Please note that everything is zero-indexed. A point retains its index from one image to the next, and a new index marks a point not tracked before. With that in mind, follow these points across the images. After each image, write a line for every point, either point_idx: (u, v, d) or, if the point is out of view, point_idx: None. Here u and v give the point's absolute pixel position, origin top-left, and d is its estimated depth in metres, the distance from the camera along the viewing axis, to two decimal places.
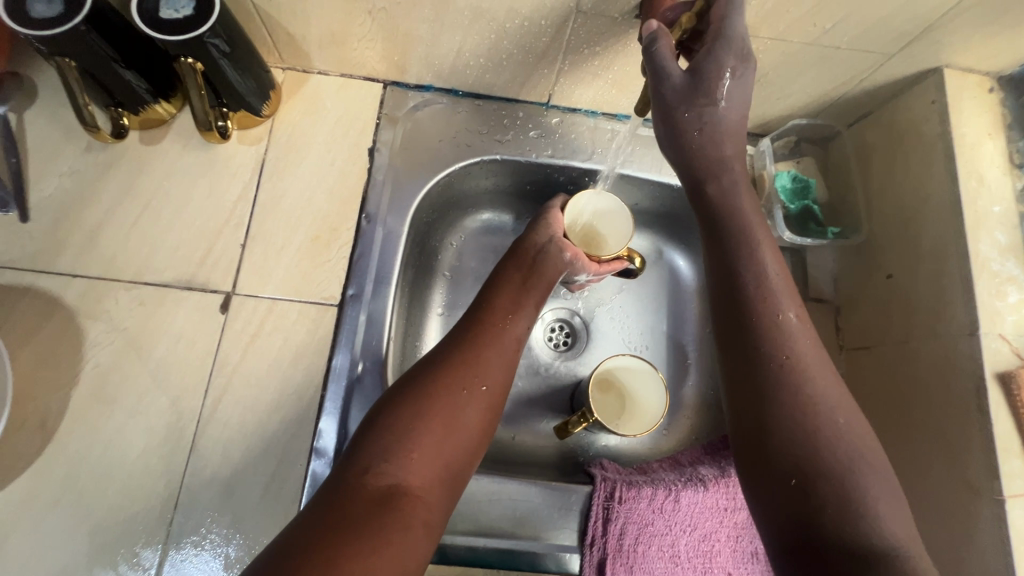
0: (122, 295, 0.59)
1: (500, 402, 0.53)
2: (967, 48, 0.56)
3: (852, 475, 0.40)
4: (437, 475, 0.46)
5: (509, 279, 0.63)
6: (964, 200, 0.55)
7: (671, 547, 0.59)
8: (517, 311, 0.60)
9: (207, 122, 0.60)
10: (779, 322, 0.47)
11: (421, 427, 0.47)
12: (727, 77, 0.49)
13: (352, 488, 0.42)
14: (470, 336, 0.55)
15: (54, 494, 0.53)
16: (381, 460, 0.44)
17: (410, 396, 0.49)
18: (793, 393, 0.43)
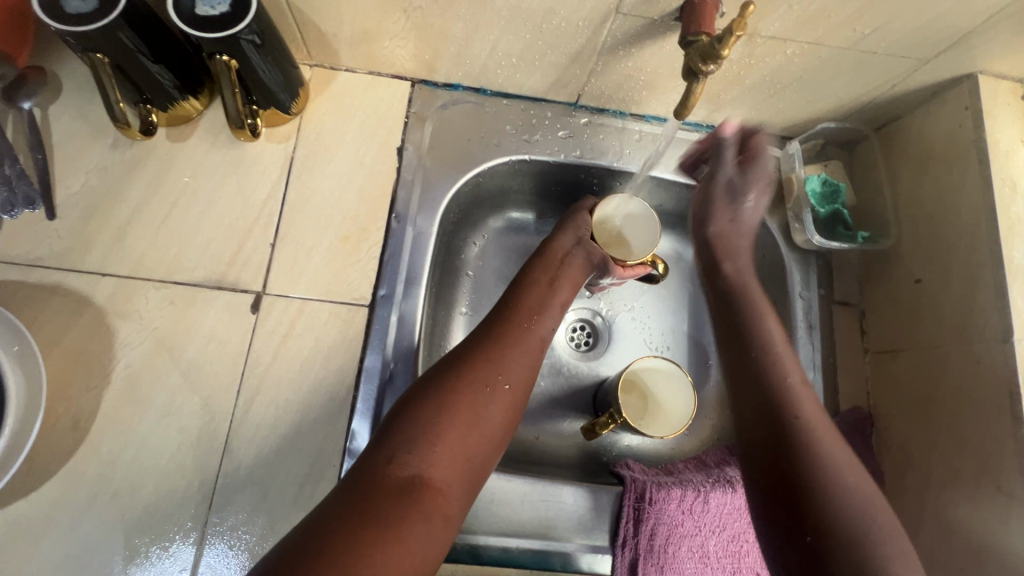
0: (152, 294, 0.59)
1: (523, 401, 0.53)
2: (1002, 54, 0.56)
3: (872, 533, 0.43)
4: (458, 470, 0.47)
5: (535, 277, 0.63)
6: (998, 207, 0.55)
7: (700, 547, 0.60)
8: (540, 309, 0.60)
9: (239, 119, 0.60)
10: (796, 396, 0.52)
11: (446, 422, 0.48)
12: (749, 197, 0.68)
13: (377, 476, 0.44)
14: (497, 333, 0.56)
15: (87, 494, 0.53)
16: (405, 450, 0.45)
17: (437, 390, 0.49)
18: (817, 460, 0.47)
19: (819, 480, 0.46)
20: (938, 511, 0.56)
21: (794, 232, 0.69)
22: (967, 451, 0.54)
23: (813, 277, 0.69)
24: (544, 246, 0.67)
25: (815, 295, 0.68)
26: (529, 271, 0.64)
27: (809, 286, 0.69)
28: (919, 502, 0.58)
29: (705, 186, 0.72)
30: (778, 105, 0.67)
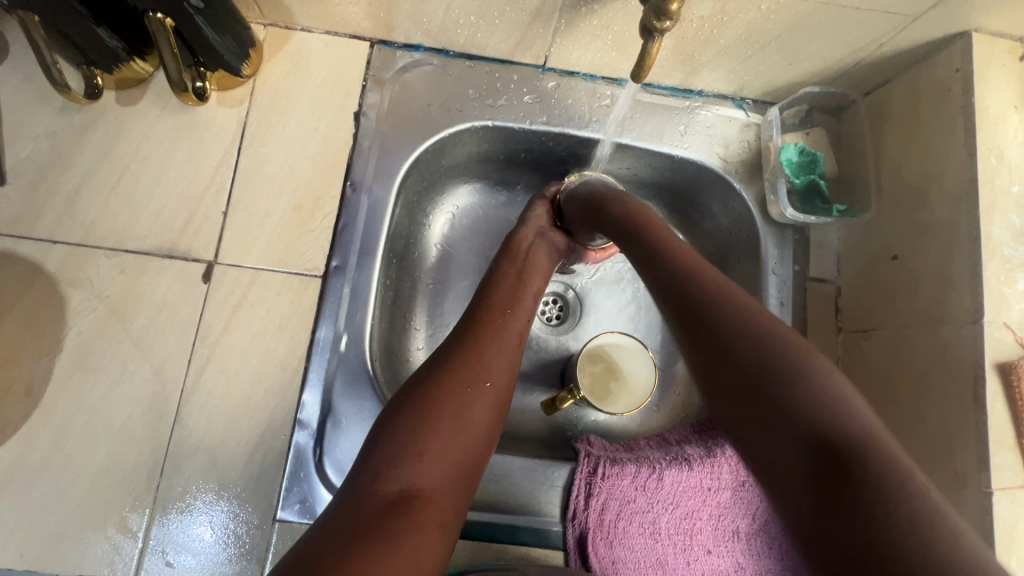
0: (103, 263, 0.58)
1: (508, 396, 0.50)
2: (1000, 11, 0.51)
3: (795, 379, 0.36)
4: (450, 477, 0.44)
5: (506, 271, 0.60)
6: (981, 178, 0.51)
7: (652, 524, 0.60)
8: (520, 306, 0.57)
9: (182, 82, 0.56)
10: (711, 284, 0.45)
11: (428, 429, 0.45)
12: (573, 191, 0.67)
13: (361, 496, 0.41)
14: (472, 330, 0.53)
15: (43, 458, 0.54)
16: (389, 465, 0.43)
17: (411, 397, 0.47)
18: (760, 340, 0.39)
19: (771, 372, 0.37)
20: None
21: (770, 204, 0.66)
22: (929, 437, 0.52)
23: (787, 252, 0.66)
24: (506, 241, 0.64)
25: (789, 271, 0.66)
26: (502, 270, 0.60)
27: (783, 263, 0.66)
28: None
29: (679, 155, 0.68)
30: (757, 68, 0.63)
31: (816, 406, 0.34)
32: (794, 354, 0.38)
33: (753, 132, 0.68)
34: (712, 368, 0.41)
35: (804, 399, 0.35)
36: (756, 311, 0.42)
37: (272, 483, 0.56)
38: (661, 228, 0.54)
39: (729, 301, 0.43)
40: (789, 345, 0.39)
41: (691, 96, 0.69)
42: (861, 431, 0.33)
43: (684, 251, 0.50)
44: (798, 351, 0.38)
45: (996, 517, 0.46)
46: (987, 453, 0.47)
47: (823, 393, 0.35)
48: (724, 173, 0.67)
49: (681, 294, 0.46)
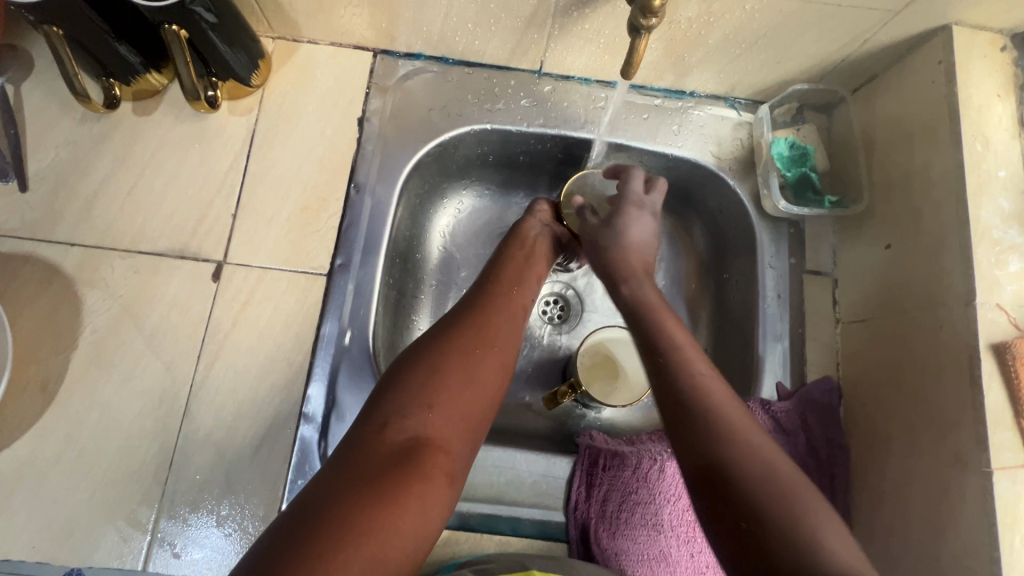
0: (118, 264, 0.61)
1: (513, 359, 0.52)
2: (977, 4, 0.53)
3: (739, 441, 0.41)
4: (459, 429, 0.46)
5: (512, 250, 0.62)
6: (967, 165, 0.52)
7: (654, 516, 0.59)
8: (524, 282, 0.59)
9: (195, 91, 0.60)
10: (717, 396, 0.45)
11: (440, 384, 0.46)
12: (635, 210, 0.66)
13: (370, 441, 0.42)
14: (480, 299, 0.55)
15: (56, 453, 0.56)
16: (399, 414, 0.44)
17: (423, 354, 0.48)
18: (745, 470, 0.40)
19: (781, 510, 0.37)
20: (897, 482, 0.55)
21: (764, 199, 0.67)
22: (928, 421, 0.52)
23: (783, 245, 0.67)
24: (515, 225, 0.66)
25: (785, 264, 0.67)
26: (508, 250, 0.62)
27: (779, 256, 0.67)
28: (880, 475, 0.57)
29: (673, 154, 0.70)
30: (746, 67, 0.65)
31: (760, 473, 0.39)
32: (801, 491, 0.39)
33: (745, 130, 0.70)
34: (690, 463, 0.42)
35: (745, 464, 0.40)
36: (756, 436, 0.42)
37: (277, 475, 0.57)
38: (672, 320, 0.54)
39: (754, 453, 0.41)
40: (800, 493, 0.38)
41: (684, 97, 0.71)
42: (793, 542, 0.35)
43: (679, 343, 0.51)
44: (811, 496, 0.38)
45: (997, 495, 0.46)
46: (986, 433, 0.47)
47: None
48: (718, 170, 0.69)
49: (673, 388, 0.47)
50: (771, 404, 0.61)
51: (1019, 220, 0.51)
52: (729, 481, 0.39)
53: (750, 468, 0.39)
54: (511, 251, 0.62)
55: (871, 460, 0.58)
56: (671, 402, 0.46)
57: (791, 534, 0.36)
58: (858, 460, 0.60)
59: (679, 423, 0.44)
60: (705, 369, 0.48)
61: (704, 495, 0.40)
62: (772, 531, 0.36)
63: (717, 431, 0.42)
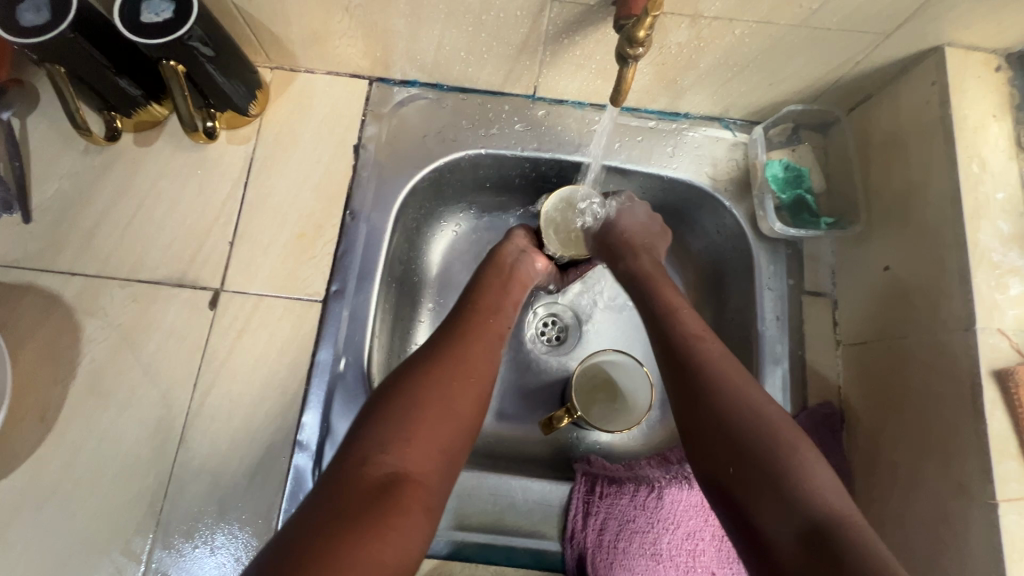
0: (117, 292, 0.62)
1: (488, 389, 0.52)
2: (970, 25, 0.53)
3: (738, 400, 0.46)
4: (437, 462, 0.45)
5: (491, 281, 0.62)
6: (963, 187, 0.52)
7: (653, 544, 0.58)
8: (502, 312, 0.60)
9: (192, 122, 0.61)
10: (714, 356, 0.50)
11: (417, 416, 0.46)
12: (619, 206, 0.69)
13: (351, 478, 0.42)
14: (456, 329, 0.55)
15: (54, 482, 0.56)
16: (379, 450, 0.43)
17: (397, 387, 0.48)
18: (737, 416, 0.45)
19: (767, 450, 0.43)
20: (901, 511, 0.53)
21: (760, 220, 0.67)
22: (930, 449, 0.51)
23: (781, 266, 0.66)
24: (495, 256, 0.65)
25: (783, 285, 0.66)
26: (487, 281, 0.62)
27: (777, 277, 0.66)
28: (884, 503, 0.55)
29: (668, 175, 0.69)
30: (739, 89, 0.65)
31: (753, 428, 0.44)
32: (787, 434, 0.44)
33: (741, 151, 0.70)
34: (687, 411, 0.48)
35: (740, 421, 0.45)
36: (754, 394, 0.46)
37: (271, 504, 0.57)
38: (667, 288, 0.60)
39: (745, 403, 0.46)
40: (788, 435, 0.44)
41: (678, 118, 0.71)
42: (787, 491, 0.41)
43: (674, 309, 0.56)
44: (798, 441, 0.43)
45: (1003, 529, 0.44)
46: (990, 463, 0.46)
47: (817, 500, 0.40)
48: (714, 191, 0.69)
49: (671, 346, 0.52)
50: None
51: (1019, 243, 0.50)
52: (723, 428, 0.45)
53: (744, 423, 0.44)
54: (491, 282, 0.62)
55: (874, 489, 0.57)
56: (668, 362, 0.51)
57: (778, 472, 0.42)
58: (861, 487, 0.58)
59: (677, 376, 0.50)
60: (700, 330, 0.52)
61: (699, 436, 0.46)
62: (758, 469, 0.42)
63: (711, 383, 0.47)
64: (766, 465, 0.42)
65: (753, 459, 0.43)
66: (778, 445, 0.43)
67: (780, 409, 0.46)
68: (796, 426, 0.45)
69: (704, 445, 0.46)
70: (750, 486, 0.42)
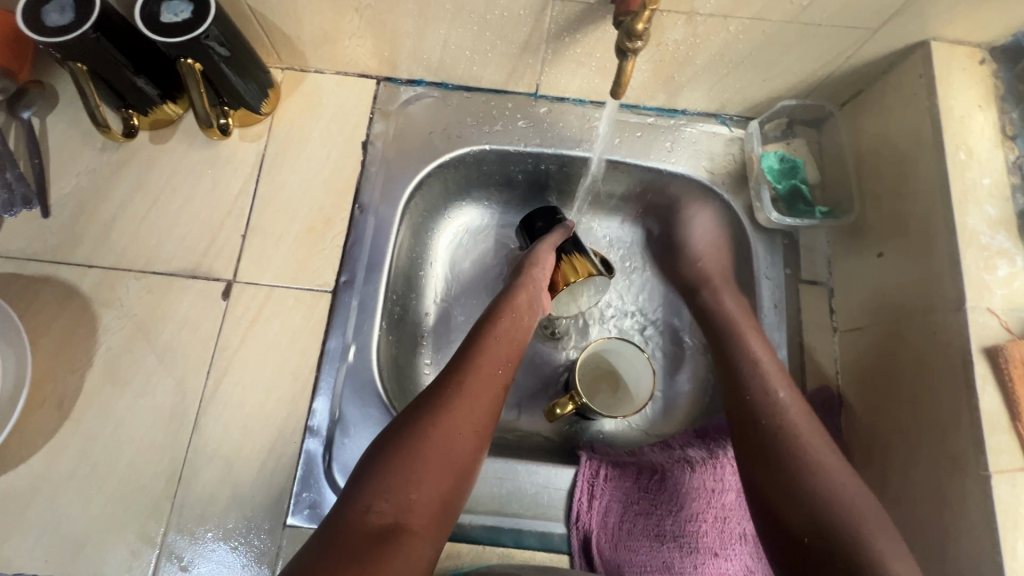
0: (133, 284, 0.63)
1: (489, 432, 0.53)
2: (954, 20, 0.55)
3: (812, 472, 0.49)
4: (433, 513, 0.46)
5: (502, 315, 0.60)
6: (952, 173, 0.54)
7: (656, 526, 0.60)
8: (512, 349, 0.58)
9: (208, 119, 0.63)
10: (800, 434, 0.52)
11: (420, 470, 0.47)
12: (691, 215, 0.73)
13: (351, 523, 0.43)
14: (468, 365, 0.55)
15: (71, 467, 0.57)
16: (381, 498, 0.45)
17: (406, 435, 0.48)
18: (816, 493, 0.47)
19: (839, 526, 0.46)
20: (898, 489, 0.55)
21: (757, 211, 0.69)
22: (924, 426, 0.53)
23: (778, 256, 0.68)
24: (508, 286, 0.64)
25: (780, 274, 0.68)
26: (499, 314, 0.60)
27: (774, 266, 0.68)
28: (882, 482, 0.57)
29: (667, 169, 0.72)
30: (735, 85, 0.67)
31: (827, 502, 0.47)
32: (857, 509, 0.47)
33: (737, 145, 0.72)
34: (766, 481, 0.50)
35: (806, 491, 0.48)
36: (831, 466, 0.49)
37: (283, 488, 0.58)
38: (749, 332, 0.62)
39: (820, 477, 0.48)
40: (856, 510, 0.47)
41: (676, 115, 0.73)
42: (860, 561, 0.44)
43: (758, 363, 0.58)
44: (869, 518, 0.46)
45: (997, 498, 0.46)
46: (982, 436, 0.47)
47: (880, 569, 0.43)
48: (712, 184, 0.71)
49: (750, 417, 0.54)
50: None
51: (1005, 226, 0.52)
52: (796, 496, 0.48)
53: (817, 490, 0.48)
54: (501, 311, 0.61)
55: (871, 469, 0.58)
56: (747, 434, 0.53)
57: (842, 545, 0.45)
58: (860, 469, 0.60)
59: (750, 439, 0.53)
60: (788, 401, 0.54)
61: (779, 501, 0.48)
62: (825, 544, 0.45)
63: (794, 466, 0.49)
64: (831, 537, 0.45)
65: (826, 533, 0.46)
66: (849, 522, 0.46)
67: (857, 484, 0.49)
68: (871, 504, 0.47)
69: (769, 520, 0.49)
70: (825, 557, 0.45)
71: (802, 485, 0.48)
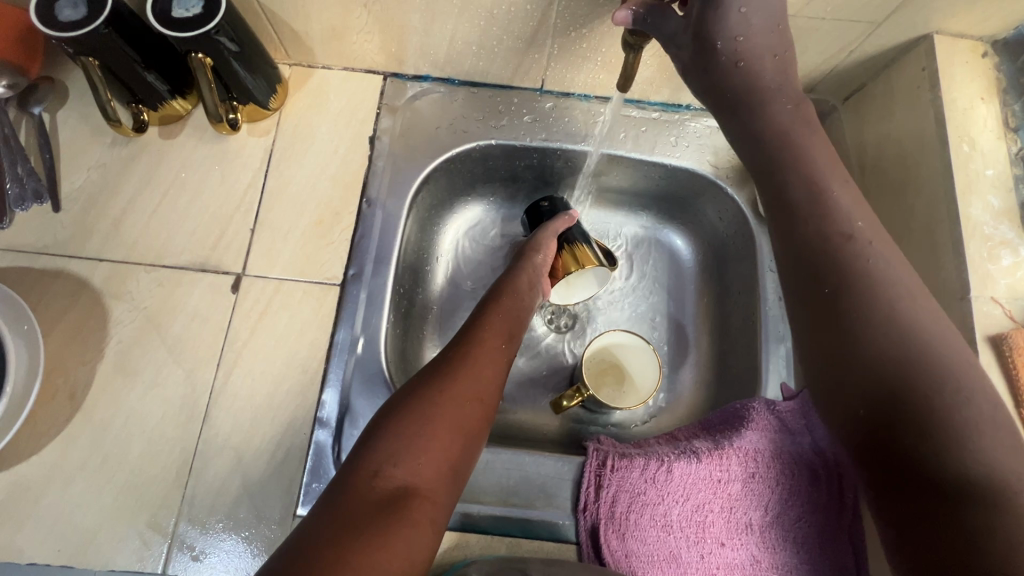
0: (143, 277, 0.64)
1: (494, 403, 0.53)
2: (956, 14, 0.56)
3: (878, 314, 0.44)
4: (442, 479, 0.46)
5: (503, 294, 0.62)
6: (955, 165, 0.55)
7: (663, 516, 0.59)
8: (512, 327, 0.59)
9: (218, 114, 0.64)
10: (865, 253, 0.46)
11: (427, 436, 0.47)
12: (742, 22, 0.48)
13: (359, 488, 0.43)
14: (471, 339, 0.56)
15: (83, 457, 0.58)
16: (389, 463, 0.45)
17: (413, 404, 0.48)
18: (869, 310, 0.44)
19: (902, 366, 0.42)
20: None
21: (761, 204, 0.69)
22: None
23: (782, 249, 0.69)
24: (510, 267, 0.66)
25: None
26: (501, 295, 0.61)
27: None
28: None
29: (671, 164, 0.72)
30: None
31: (884, 331, 0.43)
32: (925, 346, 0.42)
33: None
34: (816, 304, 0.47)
35: (867, 329, 0.44)
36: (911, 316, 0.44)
37: (292, 476, 0.59)
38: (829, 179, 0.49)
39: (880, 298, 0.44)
40: (939, 352, 0.42)
41: (680, 110, 0.74)
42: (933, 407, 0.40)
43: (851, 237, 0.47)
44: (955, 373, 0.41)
45: None
46: None
47: (979, 464, 0.38)
48: (716, 178, 0.72)
49: (804, 236, 0.48)
50: (776, 404, 0.63)
51: (1008, 216, 0.53)
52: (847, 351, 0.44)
53: (875, 316, 0.44)
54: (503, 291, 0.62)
55: None
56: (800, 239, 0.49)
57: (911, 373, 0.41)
58: None
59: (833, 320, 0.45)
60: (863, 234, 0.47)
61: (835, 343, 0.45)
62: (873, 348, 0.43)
63: (845, 283, 0.46)
64: (913, 409, 0.41)
65: (896, 403, 0.41)
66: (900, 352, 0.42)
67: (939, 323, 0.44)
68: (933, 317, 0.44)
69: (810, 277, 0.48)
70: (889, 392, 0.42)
71: (857, 303, 0.45)
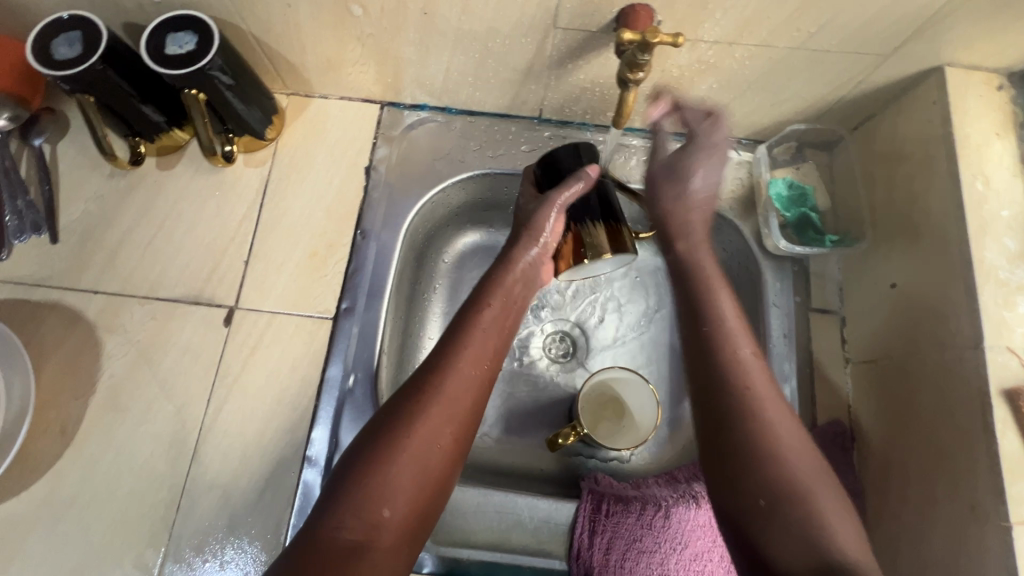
0: (137, 309, 0.64)
1: (469, 433, 0.49)
2: (969, 46, 0.53)
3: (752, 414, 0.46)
4: (412, 501, 0.44)
5: (492, 296, 0.55)
6: (967, 204, 0.52)
7: (660, 565, 0.58)
8: (499, 339, 0.54)
9: (212, 148, 0.64)
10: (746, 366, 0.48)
11: (387, 460, 0.44)
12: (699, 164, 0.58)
13: (320, 542, 0.41)
14: (448, 361, 0.50)
15: (71, 494, 0.58)
16: (349, 507, 0.42)
17: (379, 446, 0.45)
18: (756, 443, 0.45)
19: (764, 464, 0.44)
20: (911, 532, 0.53)
21: (765, 238, 0.66)
22: (940, 469, 0.51)
23: (787, 283, 0.66)
24: (500, 255, 0.58)
25: (790, 302, 0.65)
26: (486, 299, 0.55)
27: (783, 294, 0.65)
28: (897, 525, 0.54)
29: None
30: (741, 110, 0.65)
31: (756, 429, 0.45)
32: (795, 457, 0.44)
33: (745, 170, 0.69)
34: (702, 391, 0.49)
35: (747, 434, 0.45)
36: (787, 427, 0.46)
37: (278, 518, 0.58)
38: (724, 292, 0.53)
39: (765, 411, 0.46)
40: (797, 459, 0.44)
41: (682, 138, 0.71)
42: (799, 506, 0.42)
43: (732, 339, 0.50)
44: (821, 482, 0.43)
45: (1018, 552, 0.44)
46: (1003, 484, 0.45)
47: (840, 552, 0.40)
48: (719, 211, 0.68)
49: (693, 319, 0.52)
50: None
51: None
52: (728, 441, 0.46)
53: (760, 426, 0.46)
54: (493, 286, 0.56)
55: (884, 509, 0.56)
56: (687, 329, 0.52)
57: (775, 465, 0.44)
58: (874, 510, 0.57)
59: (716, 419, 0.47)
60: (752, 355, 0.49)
61: (713, 425, 0.47)
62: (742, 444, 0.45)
63: (739, 391, 0.47)
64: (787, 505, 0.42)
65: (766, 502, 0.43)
66: (765, 442, 0.45)
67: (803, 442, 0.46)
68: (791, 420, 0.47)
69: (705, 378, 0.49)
70: (763, 476, 0.44)
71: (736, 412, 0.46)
